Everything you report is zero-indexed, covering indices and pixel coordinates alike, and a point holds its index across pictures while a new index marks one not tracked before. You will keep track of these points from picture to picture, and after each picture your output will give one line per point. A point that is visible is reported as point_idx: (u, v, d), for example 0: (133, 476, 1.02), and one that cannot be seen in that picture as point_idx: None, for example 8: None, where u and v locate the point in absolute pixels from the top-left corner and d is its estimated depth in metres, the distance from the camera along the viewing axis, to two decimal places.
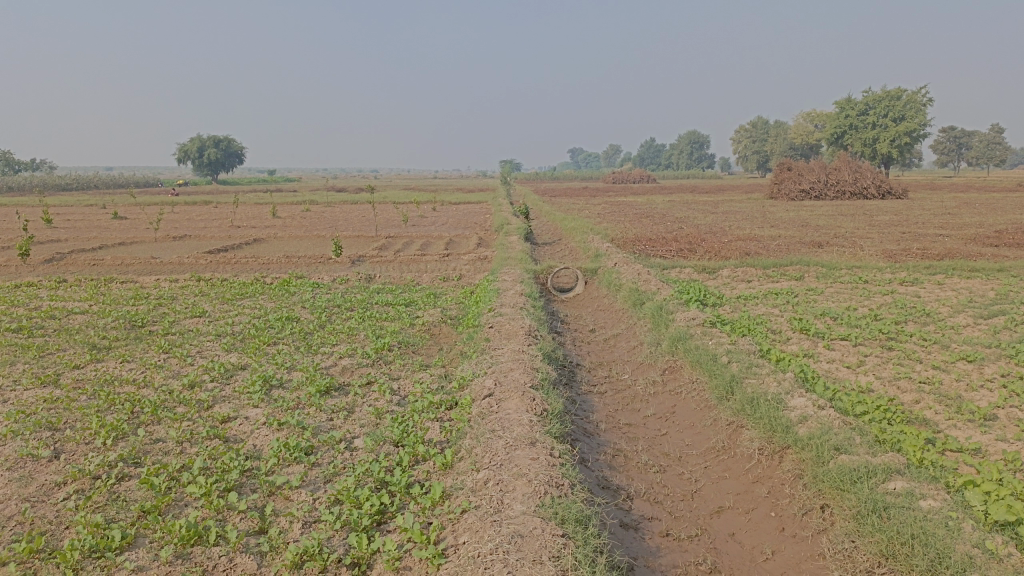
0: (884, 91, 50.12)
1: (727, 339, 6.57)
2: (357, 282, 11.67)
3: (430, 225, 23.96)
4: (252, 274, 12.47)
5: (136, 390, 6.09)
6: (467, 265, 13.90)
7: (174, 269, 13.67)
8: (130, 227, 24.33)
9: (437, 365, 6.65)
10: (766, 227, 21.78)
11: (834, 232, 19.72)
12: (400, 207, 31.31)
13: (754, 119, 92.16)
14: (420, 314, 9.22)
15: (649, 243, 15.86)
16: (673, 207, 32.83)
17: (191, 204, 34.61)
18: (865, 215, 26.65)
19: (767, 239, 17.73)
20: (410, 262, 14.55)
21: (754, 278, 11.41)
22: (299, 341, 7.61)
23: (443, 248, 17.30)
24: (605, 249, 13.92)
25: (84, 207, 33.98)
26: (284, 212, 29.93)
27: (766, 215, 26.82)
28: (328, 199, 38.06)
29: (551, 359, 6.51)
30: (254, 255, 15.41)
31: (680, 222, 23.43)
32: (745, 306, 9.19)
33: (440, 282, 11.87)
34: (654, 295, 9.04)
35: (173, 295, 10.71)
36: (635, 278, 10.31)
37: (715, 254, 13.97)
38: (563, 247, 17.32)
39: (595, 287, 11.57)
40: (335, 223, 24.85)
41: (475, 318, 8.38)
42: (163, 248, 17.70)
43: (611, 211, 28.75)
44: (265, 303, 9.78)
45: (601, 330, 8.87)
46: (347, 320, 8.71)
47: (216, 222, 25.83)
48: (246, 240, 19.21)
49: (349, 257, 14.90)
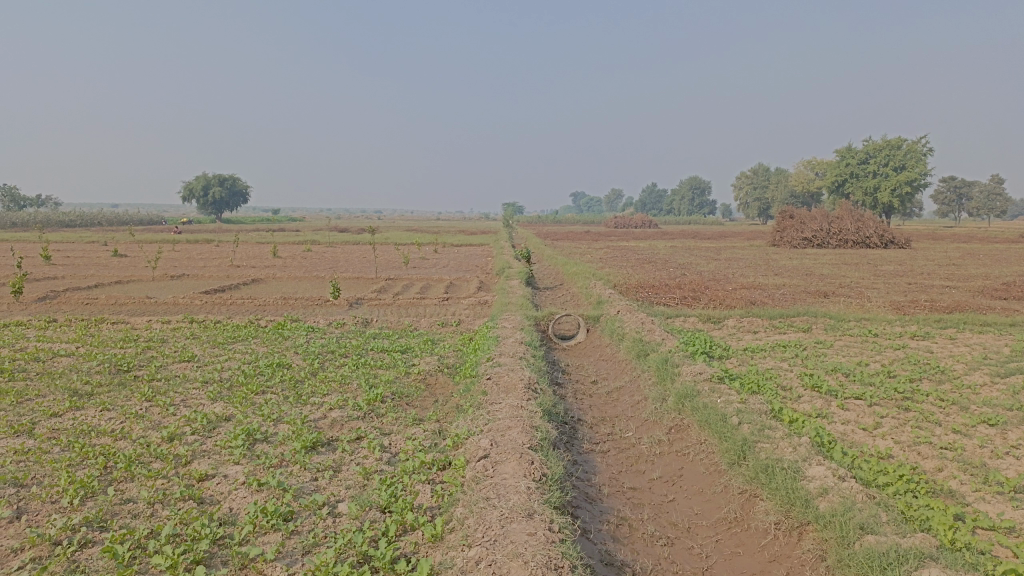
0: (885, 141, 50.40)
1: (736, 397, 6.24)
2: (353, 326, 11.38)
3: (431, 267, 23.75)
4: (246, 316, 12.18)
5: (113, 442, 5.76)
6: (467, 310, 13.63)
7: (168, 309, 13.39)
8: (128, 264, 24.14)
9: (431, 419, 6.32)
10: (770, 275, 21.54)
11: (839, 282, 19.47)
12: (401, 249, 31.17)
13: (756, 167, 92.78)
14: (416, 361, 8.91)
15: (652, 290, 15.60)
16: (675, 253, 32.69)
17: (191, 242, 34.51)
18: (869, 264, 26.45)
19: (771, 288, 17.48)
20: (408, 306, 14.27)
21: (760, 329, 11.11)
22: (288, 390, 7.29)
23: (442, 291, 17.04)
24: (607, 296, 13.65)
25: (84, 244, 33.88)
26: (285, 252, 29.79)
27: (770, 263, 26.61)
28: (329, 239, 37.97)
29: (550, 415, 6.18)
30: (250, 296, 15.16)
31: (682, 269, 23.20)
32: (752, 360, 8.87)
33: (438, 327, 11.58)
34: (659, 346, 8.73)
35: (163, 337, 10.41)
36: (639, 327, 10.01)
37: (719, 303, 13.69)
38: (565, 292, 17.06)
39: (597, 335, 11.26)
40: (335, 263, 24.65)
41: (472, 368, 8.06)
42: (159, 287, 17.44)
43: (613, 256, 28.59)
44: (257, 348, 9.47)
45: (603, 382, 8.55)
46: (340, 367, 8.40)
47: (215, 261, 25.64)
48: (244, 280, 18.97)
49: (347, 300, 14.63)
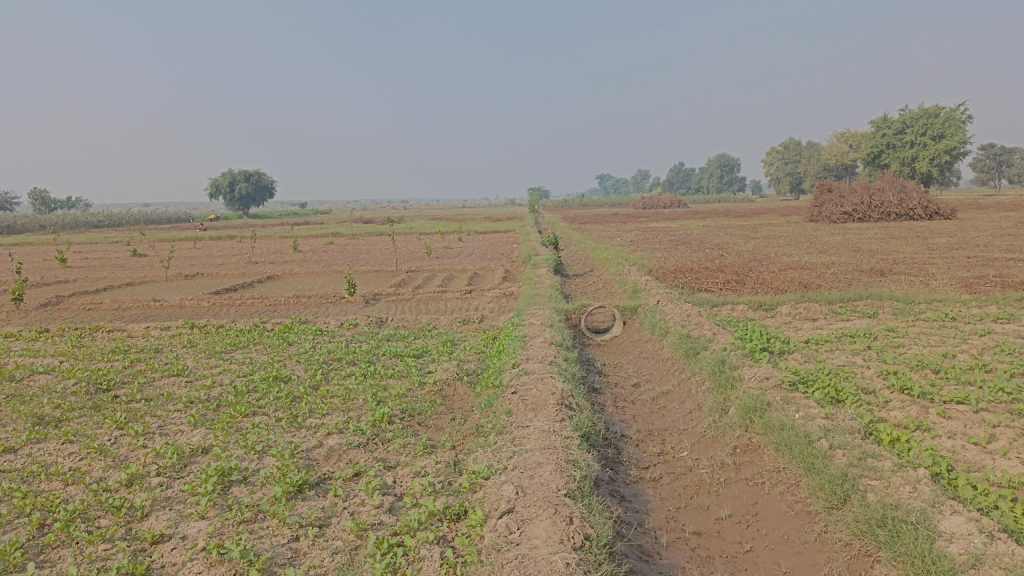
0: (922, 109, 48.19)
1: (818, 411, 5.07)
2: (366, 327, 10.34)
3: (454, 257, 22.69)
4: (251, 320, 11.22)
5: (62, 489, 4.77)
6: (491, 304, 12.54)
7: (171, 314, 12.51)
8: (144, 265, 23.43)
9: (446, 448, 5.23)
10: (815, 253, 20.14)
11: (892, 258, 18.03)
12: (425, 239, 30.15)
13: (787, 141, 90.24)
14: (432, 368, 7.83)
15: (691, 274, 14.40)
16: (709, 232, 31.31)
17: (214, 239, 33.90)
18: (917, 238, 24.85)
19: (819, 268, 16.14)
20: (428, 301, 13.22)
21: (820, 317, 9.85)
22: (281, 411, 6.26)
23: (466, 282, 16.03)
24: (644, 283, 12.49)
25: (106, 245, 33.46)
26: (305, 246, 28.98)
27: (812, 240, 25.17)
28: (352, 231, 37.09)
29: (589, 439, 5.09)
30: (262, 296, 14.23)
31: (720, 250, 21.84)
32: (819, 355, 7.66)
33: (459, 325, 10.50)
34: (710, 343, 7.54)
35: (157, 347, 9.47)
36: (684, 320, 8.84)
37: (768, 288, 12.44)
38: (597, 280, 15.92)
39: (635, 328, 10.12)
40: (355, 257, 23.71)
41: (495, 376, 6.99)
42: (169, 289, 16.61)
43: (644, 238, 27.33)
44: (257, 357, 8.50)
45: (647, 387, 7.42)
46: (345, 379, 7.36)
47: (233, 258, 24.92)
48: (259, 278, 18.10)
49: (362, 296, 13.64)
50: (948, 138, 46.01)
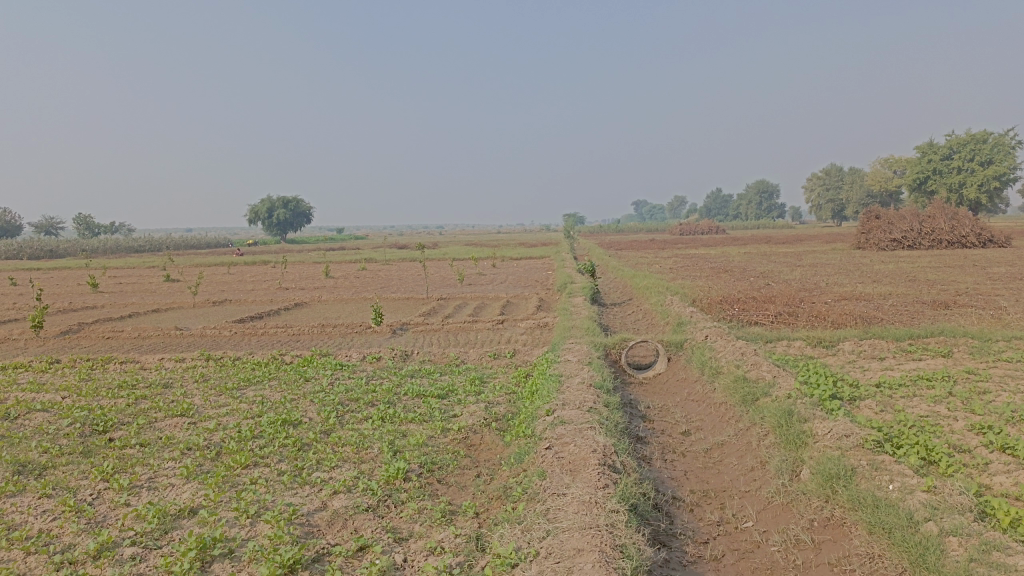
0: (969, 134, 46.61)
1: (917, 481, 4.20)
2: (389, 361, 9.64)
3: (488, 285, 22.00)
4: (270, 352, 10.59)
5: (19, 560, 4.08)
6: (524, 336, 11.77)
7: (190, 344, 11.95)
8: (174, 291, 23.12)
9: (468, 517, 4.47)
10: (868, 283, 19.04)
11: (952, 290, 16.87)
12: (458, 265, 29.53)
13: (827, 167, 88.42)
14: (457, 412, 7.07)
15: (738, 305, 13.50)
16: (752, 260, 30.22)
17: (248, 265, 33.74)
18: (974, 267, 23.54)
19: (875, 300, 15.09)
20: (458, 332, 12.49)
21: (887, 357, 8.90)
22: (286, 463, 5.54)
23: (498, 312, 15.31)
24: (689, 315, 11.64)
25: (141, 270, 33.43)
26: (337, 273, 28.59)
27: (861, 269, 24.02)
28: (384, 257, 36.71)
29: (638, 509, 4.29)
30: (286, 325, 13.65)
31: (764, 279, 20.83)
32: (896, 404, 6.74)
33: (490, 360, 9.74)
34: (772, 388, 6.68)
35: (168, 382, 8.85)
36: (737, 358, 8.00)
37: (823, 322, 11.49)
38: (636, 310, 15.09)
39: (681, 365, 9.28)
40: (387, 284, 23.15)
41: (527, 424, 6.22)
42: (193, 317, 16.15)
43: (683, 266, 26.45)
44: (270, 395, 7.83)
45: (698, 437, 6.58)
46: (361, 423, 6.63)
47: (265, 284, 24.56)
48: (286, 305, 17.56)
49: (389, 327, 12.98)
50: (997, 164, 44.36)
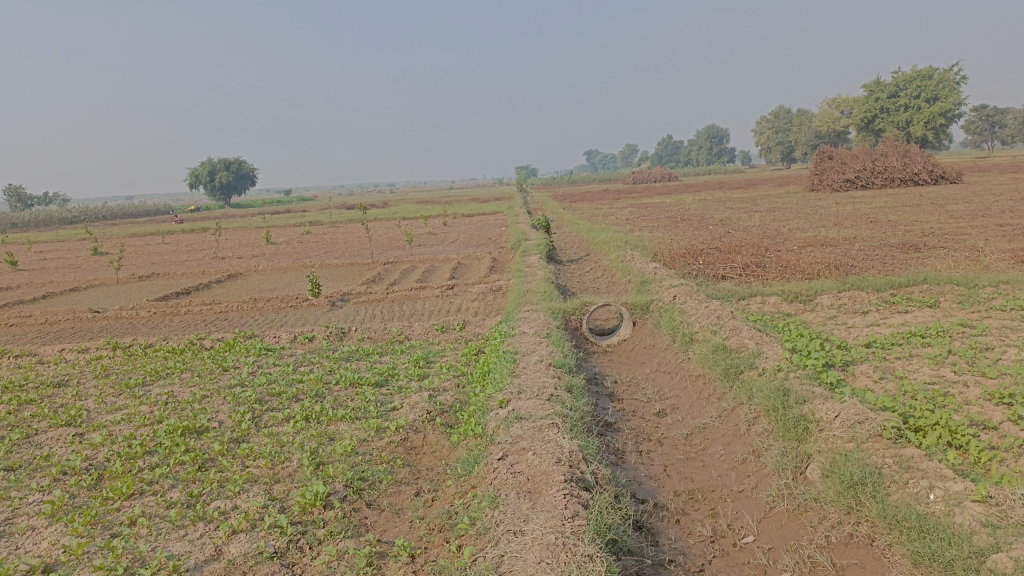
0: (915, 71, 46.25)
1: (965, 488, 3.33)
2: (323, 341, 8.57)
3: (438, 245, 20.87)
4: (189, 336, 9.40)
5: None
6: (476, 303, 10.76)
7: (101, 330, 10.66)
8: (99, 266, 21.44)
9: (400, 562, 3.49)
10: (831, 227, 18.38)
11: (918, 230, 16.26)
12: (406, 226, 28.16)
13: (776, 110, 88.09)
14: (396, 402, 6.06)
15: (703, 258, 12.67)
16: (709, 207, 29.51)
17: (184, 233, 31.86)
18: (931, 205, 23.10)
19: (843, 245, 14.39)
20: (403, 302, 11.38)
21: (871, 311, 8.13)
22: (178, 492, 4.49)
23: (448, 275, 14.27)
24: (652, 272, 10.76)
25: (68, 244, 31.34)
26: (279, 238, 27.09)
27: (821, 211, 23.45)
28: (330, 219, 35.18)
29: (615, 543, 3.36)
30: (214, 301, 12.38)
31: (724, 227, 20.05)
32: (895, 370, 5.93)
33: (436, 334, 8.72)
34: (759, 358, 5.81)
35: (62, 380, 7.64)
36: (713, 322, 7.12)
37: (795, 273, 10.67)
38: (595, 268, 14.15)
39: (648, 331, 8.39)
40: (331, 248, 21.84)
41: (477, 419, 5.25)
42: (115, 296, 14.74)
43: (640, 217, 25.64)
44: (179, 393, 6.72)
45: (676, 420, 5.69)
46: (280, 427, 5.58)
47: (200, 253, 23.01)
48: (218, 277, 16.20)
49: (328, 298, 11.83)
50: (942, 100, 44.21)
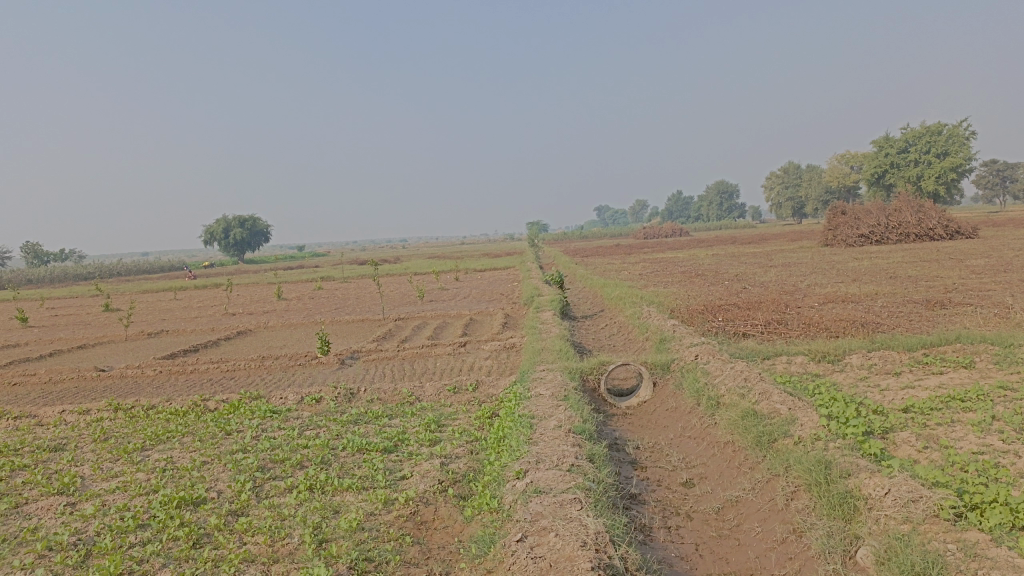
0: (924, 127, 46.40)
1: None
2: (331, 402, 8.25)
3: (450, 301, 20.64)
4: (194, 397, 9.10)
5: None
6: (489, 362, 10.43)
7: (105, 390, 10.38)
8: (109, 322, 21.27)
9: None
10: (849, 282, 18.04)
11: (940, 286, 15.89)
12: (418, 282, 28.01)
13: (786, 166, 88.50)
14: (406, 470, 5.70)
15: (722, 315, 12.33)
16: (723, 262, 29.25)
17: (196, 289, 31.82)
18: (950, 260, 22.73)
19: (864, 301, 14.03)
20: (414, 360, 11.07)
21: (904, 372, 7.75)
22: (169, 573, 4.14)
23: (460, 332, 13.97)
24: (671, 329, 10.43)
25: (79, 300, 31.31)
26: (290, 294, 26.97)
27: (837, 267, 23.13)
28: (342, 274, 35.14)
29: None
30: (221, 360, 12.10)
31: (740, 283, 19.74)
32: (938, 438, 5.55)
33: (448, 394, 8.39)
34: (793, 425, 5.45)
35: (58, 444, 7.33)
36: (739, 384, 6.76)
37: (819, 331, 10.31)
38: (610, 325, 13.83)
39: (669, 392, 8.02)
40: (342, 304, 21.63)
41: (492, 490, 4.89)
42: (122, 353, 14.50)
43: (654, 272, 25.42)
44: (178, 459, 6.39)
45: (706, 491, 5.30)
46: (283, 497, 5.24)
47: (210, 309, 22.86)
48: (227, 334, 15.96)
49: (337, 357, 11.54)
50: (953, 156, 44.19)
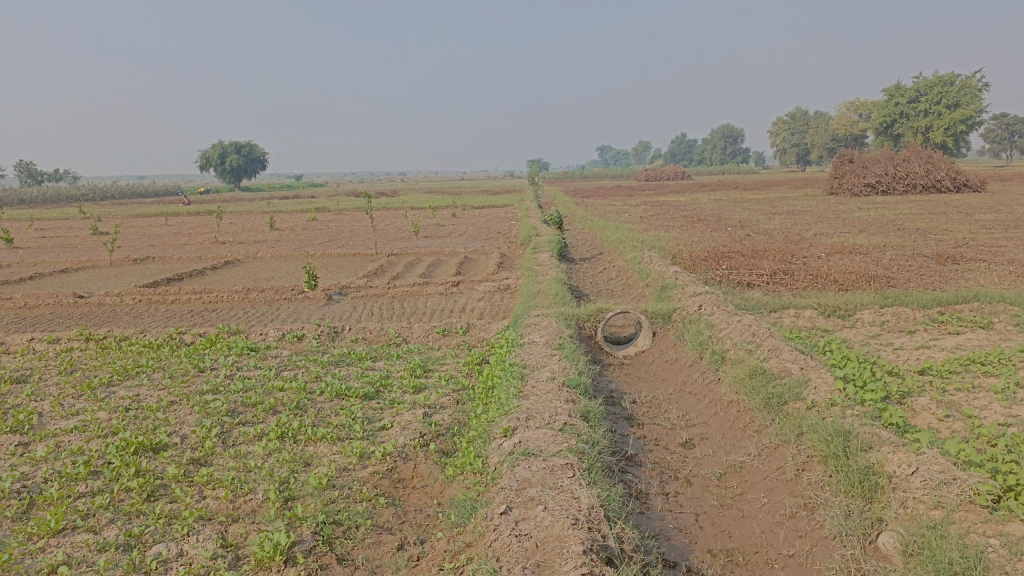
0: (937, 76, 45.16)
1: None
2: (313, 341, 7.83)
3: (446, 237, 20.11)
4: (171, 329, 8.66)
5: None
6: (482, 303, 9.99)
7: (80, 318, 9.93)
8: (95, 246, 20.76)
9: None
10: (856, 233, 17.51)
11: (950, 240, 15.39)
12: (414, 216, 27.43)
13: (794, 112, 86.73)
14: (386, 420, 5.29)
15: (726, 262, 11.86)
16: (726, 208, 28.64)
17: (187, 215, 31.15)
18: (958, 214, 22.15)
19: (872, 253, 13.56)
20: (404, 298, 10.64)
21: (918, 331, 7.33)
22: (117, 529, 3.75)
23: (454, 270, 13.51)
24: (673, 276, 9.98)
25: (68, 223, 30.62)
26: (283, 224, 26.35)
27: (843, 216, 22.59)
28: (337, 205, 34.45)
29: None
30: (204, 290, 11.64)
31: (743, 229, 19.21)
32: (960, 406, 5.14)
33: (436, 337, 7.97)
34: (806, 388, 5.03)
35: (22, 376, 6.90)
36: (746, 339, 6.34)
37: (827, 284, 9.85)
38: (609, 269, 13.36)
39: (669, 343, 7.60)
40: (336, 237, 21.09)
41: (477, 449, 4.48)
42: (104, 279, 14.02)
43: (655, 215, 24.88)
44: (144, 398, 5.97)
45: (708, 453, 4.90)
46: (251, 446, 4.84)
47: (201, 237, 22.28)
48: (214, 264, 15.47)
49: (324, 292, 11.08)
50: (963, 107, 43.14)
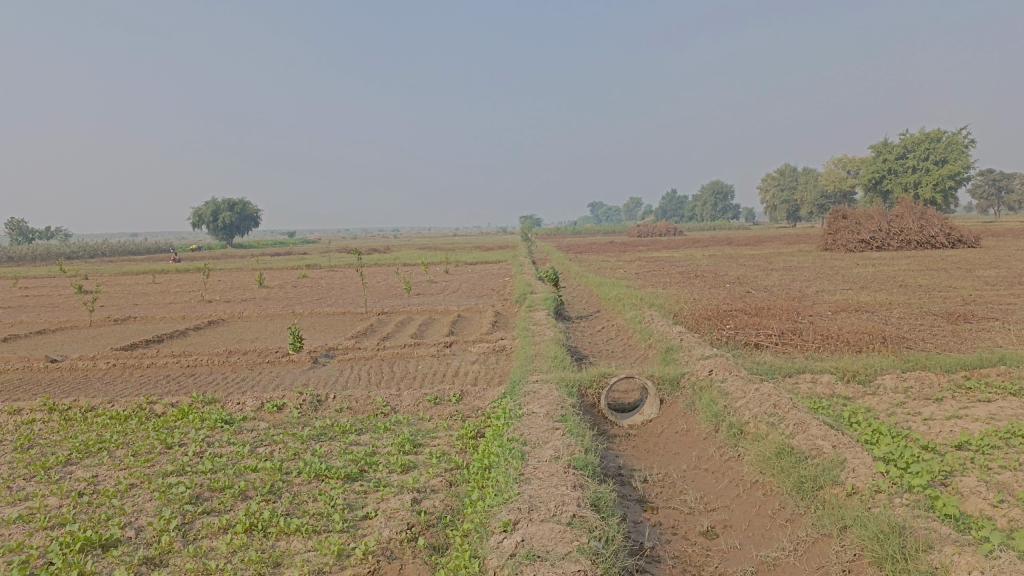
0: (924, 133, 45.61)
1: None
2: (294, 411, 7.23)
3: (438, 295, 19.62)
4: (144, 397, 8.05)
5: None
6: (476, 367, 9.43)
7: (48, 384, 9.30)
8: (77, 306, 20.14)
9: None
10: (857, 290, 17.10)
11: (956, 298, 14.95)
12: (406, 273, 26.97)
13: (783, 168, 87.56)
14: (369, 507, 4.70)
15: (731, 322, 11.37)
16: (721, 264, 28.32)
17: (176, 273, 30.61)
18: (958, 270, 21.81)
19: (878, 311, 13.11)
20: (394, 362, 10.07)
21: (946, 399, 6.80)
22: None
23: (446, 330, 12.97)
24: (678, 338, 9.46)
25: (54, 281, 29.97)
26: (273, 281, 25.83)
27: (841, 272, 22.26)
28: (329, 262, 34.04)
29: None
30: (184, 353, 11.03)
31: (742, 286, 18.80)
32: (1013, 489, 4.58)
33: (428, 405, 7.41)
34: (843, 472, 4.48)
35: None
36: (766, 411, 5.80)
37: (839, 345, 9.36)
38: (608, 328, 12.85)
39: (679, 412, 7.04)
40: (326, 295, 20.58)
41: (473, 547, 3.90)
42: (82, 341, 13.39)
43: (651, 271, 24.53)
44: (102, 481, 5.36)
45: (736, 546, 4.31)
46: (214, 541, 4.23)
47: (187, 295, 21.69)
48: (198, 324, 14.88)
49: (310, 355, 10.49)
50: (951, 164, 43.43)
